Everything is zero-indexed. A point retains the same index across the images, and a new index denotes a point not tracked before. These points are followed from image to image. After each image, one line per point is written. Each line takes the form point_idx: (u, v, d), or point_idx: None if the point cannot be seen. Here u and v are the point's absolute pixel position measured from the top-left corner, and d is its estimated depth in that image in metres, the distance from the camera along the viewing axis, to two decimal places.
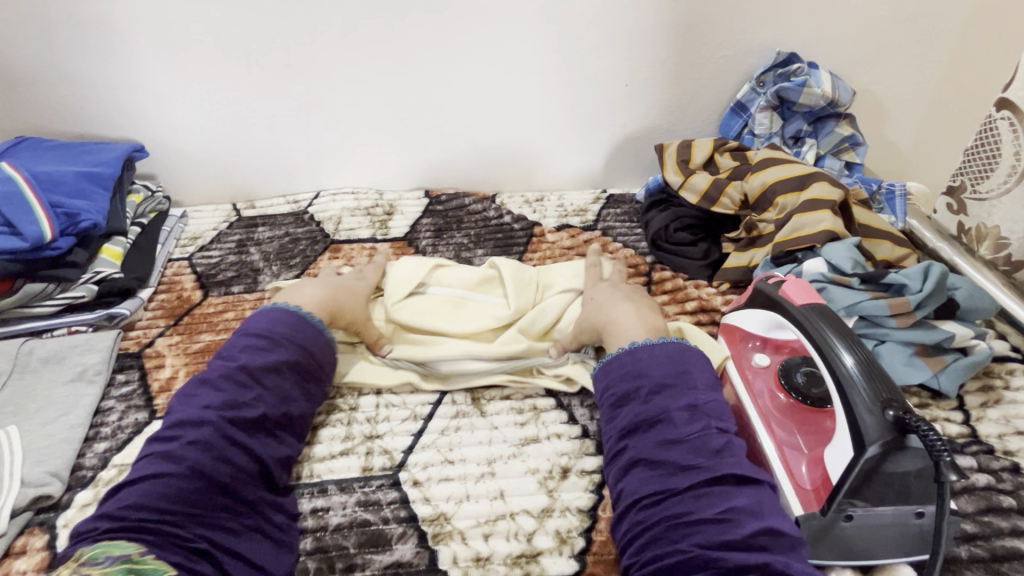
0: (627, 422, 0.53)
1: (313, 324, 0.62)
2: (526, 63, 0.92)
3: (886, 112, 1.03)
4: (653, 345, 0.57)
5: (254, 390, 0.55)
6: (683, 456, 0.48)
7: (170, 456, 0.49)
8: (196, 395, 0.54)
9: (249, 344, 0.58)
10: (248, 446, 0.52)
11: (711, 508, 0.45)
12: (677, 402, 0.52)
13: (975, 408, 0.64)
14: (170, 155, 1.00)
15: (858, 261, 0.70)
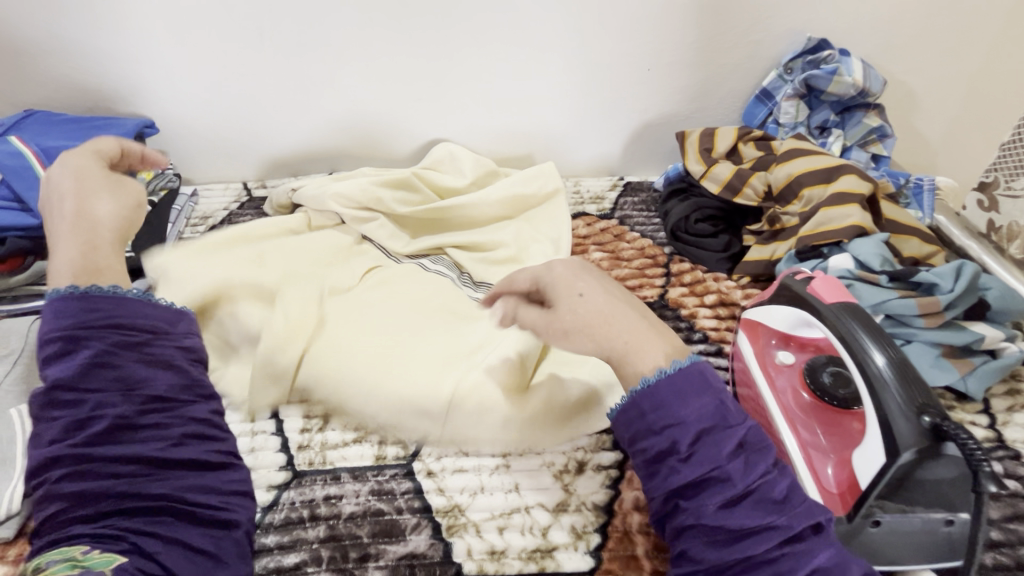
0: (668, 484, 0.41)
1: (110, 298, 0.47)
2: (545, 44, 0.89)
3: (916, 104, 1.00)
4: (674, 379, 0.42)
5: (86, 400, 0.43)
6: (750, 516, 0.38)
7: (44, 497, 0.40)
8: (38, 435, 0.43)
9: (43, 355, 0.44)
10: (96, 467, 0.41)
11: (795, 574, 0.37)
12: (727, 448, 0.40)
13: (1001, 412, 0.63)
14: (179, 132, 0.98)
15: (887, 258, 0.68)
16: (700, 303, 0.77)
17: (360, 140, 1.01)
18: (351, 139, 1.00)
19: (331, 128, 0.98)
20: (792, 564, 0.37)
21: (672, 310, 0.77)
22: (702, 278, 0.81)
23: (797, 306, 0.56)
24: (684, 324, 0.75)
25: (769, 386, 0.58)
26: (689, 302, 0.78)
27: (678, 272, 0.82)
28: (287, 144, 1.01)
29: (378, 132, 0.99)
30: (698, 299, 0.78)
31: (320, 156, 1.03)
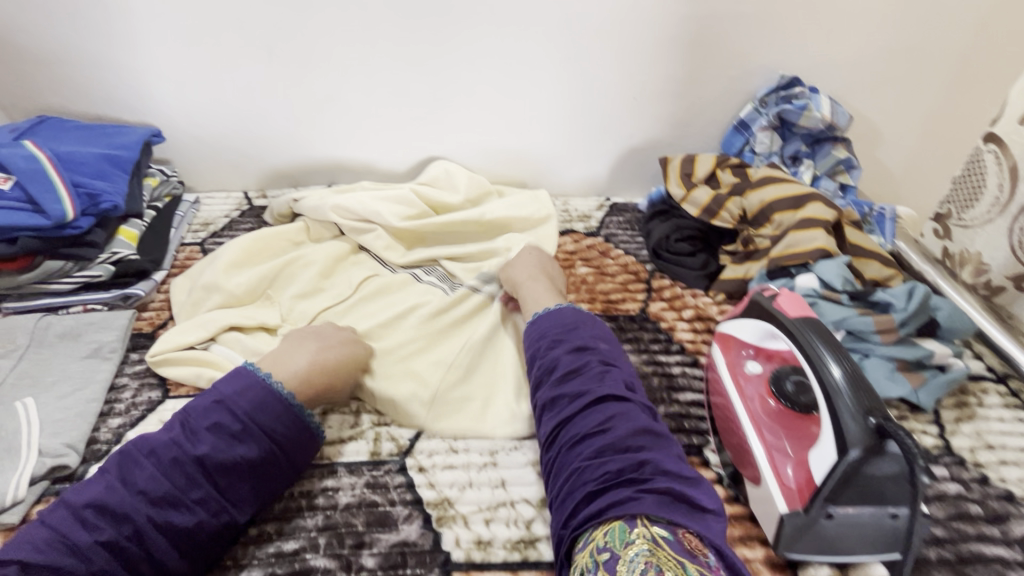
0: (537, 378, 0.60)
1: (279, 400, 0.56)
2: (538, 72, 0.96)
3: (880, 138, 1.08)
4: (551, 316, 0.65)
5: (198, 487, 0.50)
6: (575, 383, 0.57)
7: (77, 547, 0.45)
8: (134, 472, 0.50)
9: (208, 413, 0.53)
10: (189, 500, 0.50)
11: (591, 419, 0.53)
12: (569, 349, 0.60)
13: (950, 422, 0.68)
14: (184, 141, 1.02)
15: (848, 279, 0.74)
16: (678, 317, 0.82)
17: (359, 155, 1.05)
18: (350, 153, 1.05)
19: (333, 143, 1.03)
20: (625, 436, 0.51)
21: (652, 323, 0.82)
22: (681, 294, 0.86)
23: (763, 319, 0.62)
24: (663, 336, 0.80)
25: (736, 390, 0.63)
26: (668, 315, 0.83)
27: (659, 287, 0.88)
28: (289, 157, 1.05)
29: (377, 149, 1.04)
30: (676, 313, 0.83)
31: (320, 169, 1.07)
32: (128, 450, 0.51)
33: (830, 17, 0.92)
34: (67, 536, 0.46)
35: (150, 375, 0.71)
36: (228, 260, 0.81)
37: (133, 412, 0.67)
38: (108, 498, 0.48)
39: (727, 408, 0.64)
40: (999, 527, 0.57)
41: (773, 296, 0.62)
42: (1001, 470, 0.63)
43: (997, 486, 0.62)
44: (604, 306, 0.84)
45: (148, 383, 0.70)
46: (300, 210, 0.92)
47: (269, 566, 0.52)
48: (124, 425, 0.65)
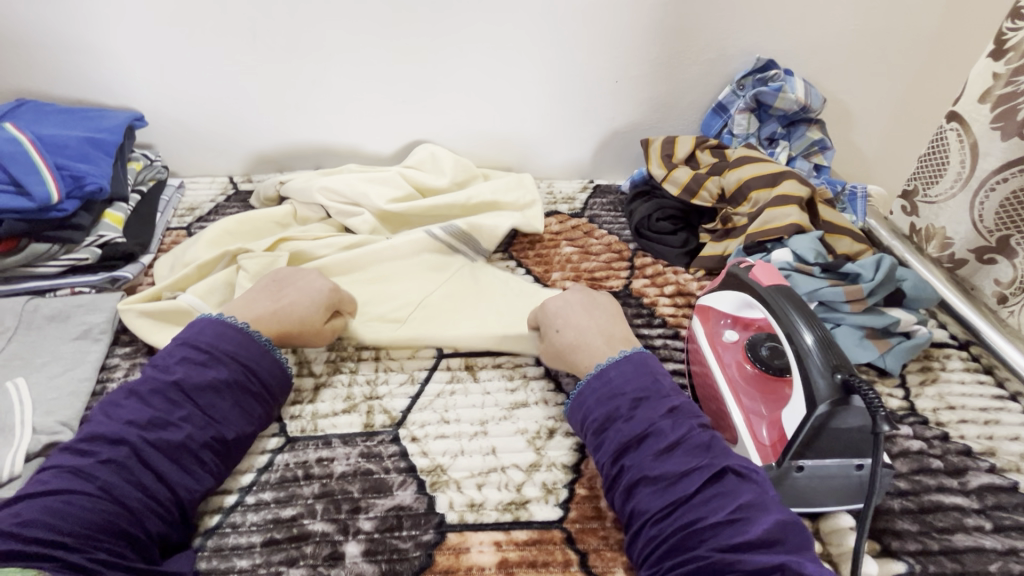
0: (616, 445, 0.54)
1: (237, 328, 0.60)
2: (523, 55, 0.97)
3: (853, 121, 1.11)
4: (621, 365, 0.59)
5: (183, 407, 0.54)
6: (681, 461, 0.51)
7: (81, 472, 0.48)
8: (121, 407, 0.53)
9: (174, 352, 0.57)
10: (174, 418, 0.53)
11: (722, 510, 0.47)
12: (658, 411, 0.54)
13: (914, 386, 0.72)
14: (167, 125, 1.01)
15: (820, 253, 0.77)
16: (660, 293, 0.85)
17: (344, 139, 1.06)
18: (336, 137, 1.05)
19: (318, 126, 1.03)
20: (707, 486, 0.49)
21: (635, 298, 0.84)
22: (663, 271, 0.89)
23: (742, 291, 0.64)
24: (645, 311, 0.82)
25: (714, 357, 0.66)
26: (650, 291, 0.86)
27: (642, 265, 0.90)
28: (274, 140, 1.05)
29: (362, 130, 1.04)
30: (658, 289, 0.86)
31: (306, 154, 1.07)
32: (113, 396, 0.55)
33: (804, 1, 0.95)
34: (70, 463, 0.49)
35: (141, 356, 0.71)
36: (209, 238, 0.83)
37: None
38: (99, 430, 0.51)
39: (706, 374, 0.67)
40: (958, 479, 0.61)
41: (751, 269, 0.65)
42: (961, 428, 0.67)
43: (957, 442, 0.66)
44: (588, 283, 0.87)
45: (140, 363, 0.71)
46: (287, 192, 0.93)
47: (266, 531, 0.54)
48: None
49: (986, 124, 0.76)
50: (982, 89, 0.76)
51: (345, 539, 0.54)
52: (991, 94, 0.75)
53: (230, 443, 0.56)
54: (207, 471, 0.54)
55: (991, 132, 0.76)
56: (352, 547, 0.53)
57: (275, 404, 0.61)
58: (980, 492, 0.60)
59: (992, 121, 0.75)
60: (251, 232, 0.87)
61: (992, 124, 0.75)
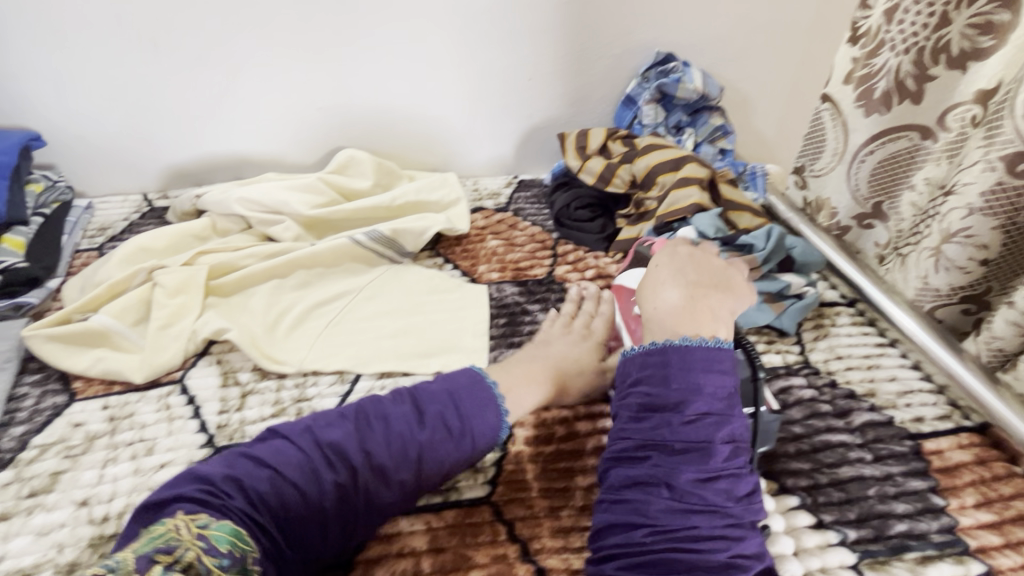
0: (643, 435, 0.52)
1: (468, 432, 0.55)
2: (437, 56, 1.00)
3: (750, 106, 1.20)
4: (692, 350, 0.54)
5: (309, 490, 0.48)
6: (700, 468, 0.49)
7: (226, 499, 0.46)
8: (253, 458, 0.50)
9: (398, 407, 0.55)
10: (296, 477, 0.49)
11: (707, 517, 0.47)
12: (699, 410, 0.51)
13: (808, 341, 0.80)
14: (70, 145, 0.97)
15: (720, 228, 0.84)
16: (581, 277, 0.90)
17: (263, 149, 1.05)
18: (255, 148, 1.04)
19: (234, 136, 1.02)
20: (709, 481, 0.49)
21: (558, 285, 0.88)
22: (584, 257, 0.94)
23: (647, 268, 0.73)
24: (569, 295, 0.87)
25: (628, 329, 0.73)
26: (573, 276, 0.90)
27: (564, 253, 0.94)
28: (189, 154, 1.03)
29: (281, 138, 1.04)
30: (579, 274, 0.91)
31: (226, 166, 1.06)
32: (274, 440, 0.51)
33: None
34: (205, 479, 0.48)
35: (52, 382, 0.69)
36: (121, 256, 0.81)
37: (37, 418, 0.65)
38: (237, 473, 0.48)
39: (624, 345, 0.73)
40: (843, 419, 0.69)
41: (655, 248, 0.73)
42: (847, 374, 0.75)
43: (843, 387, 0.73)
44: (513, 273, 0.90)
45: (51, 390, 0.68)
46: (204, 205, 0.91)
47: None
48: (28, 432, 0.63)
49: (850, 103, 0.84)
50: (845, 73, 0.84)
51: None
52: (852, 76, 0.83)
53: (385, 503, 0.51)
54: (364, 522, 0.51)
55: (857, 110, 0.83)
56: None
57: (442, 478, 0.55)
58: (862, 428, 0.68)
59: (857, 100, 0.83)
60: (167, 247, 0.85)
61: (856, 103, 0.83)
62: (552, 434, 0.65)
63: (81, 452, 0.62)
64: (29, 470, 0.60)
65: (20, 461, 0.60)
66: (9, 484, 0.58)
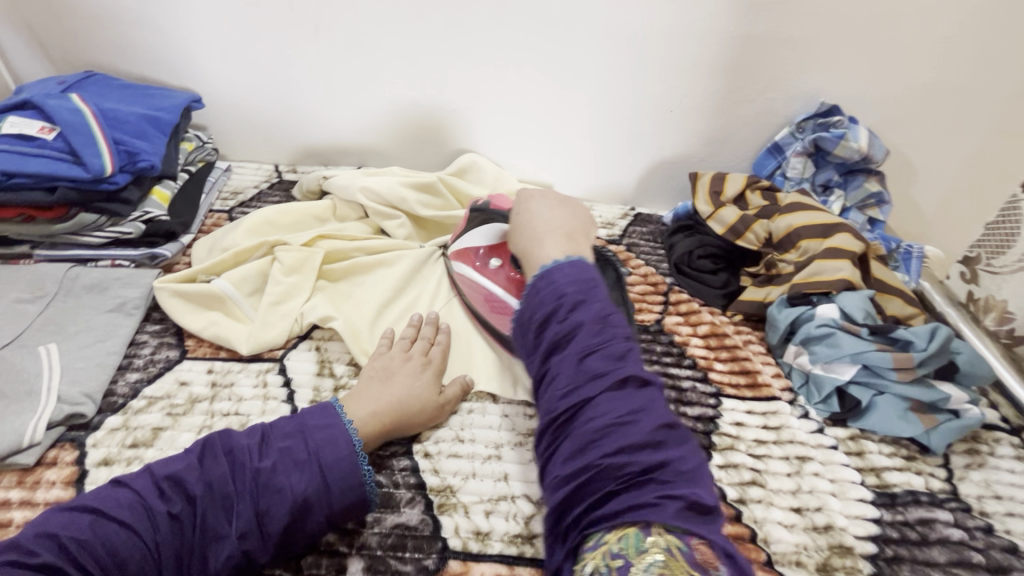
0: (552, 340, 0.47)
1: (348, 440, 0.54)
2: (580, 75, 0.96)
3: (915, 176, 1.06)
4: (565, 269, 0.52)
5: (234, 517, 0.48)
6: (593, 383, 0.44)
7: (146, 510, 0.46)
8: (221, 458, 0.50)
9: (286, 435, 0.53)
10: (241, 509, 0.48)
11: (640, 445, 0.41)
12: (588, 316, 0.47)
13: (958, 467, 0.68)
14: (224, 111, 1.03)
15: (869, 313, 0.74)
16: (693, 332, 0.82)
17: (390, 140, 1.06)
18: (384, 137, 1.06)
19: (367, 123, 1.04)
20: (621, 410, 0.43)
21: (666, 336, 0.81)
22: (698, 309, 0.86)
23: (488, 217, 0.76)
24: (677, 350, 0.79)
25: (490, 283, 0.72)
26: (683, 330, 0.83)
27: (677, 300, 0.88)
28: (322, 133, 1.06)
29: (409, 132, 1.05)
30: (691, 328, 0.83)
31: (353, 151, 1.08)
32: (250, 429, 0.53)
33: (877, 49, 0.92)
34: (155, 483, 0.48)
35: (169, 335, 0.72)
36: (249, 225, 0.84)
37: (150, 369, 0.68)
38: (185, 474, 0.49)
39: (485, 294, 0.72)
40: None
41: (487, 204, 0.77)
42: (1007, 521, 0.63)
43: (1002, 537, 0.61)
44: None
45: (167, 343, 0.71)
46: (329, 187, 0.93)
47: None
48: (141, 381, 0.66)
49: None
50: None
51: (349, 553, 0.52)
52: None
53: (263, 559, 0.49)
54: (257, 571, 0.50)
55: None
56: (354, 563, 0.52)
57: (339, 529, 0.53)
58: None
59: None
60: (290, 223, 0.88)
61: None
62: None
63: (182, 413, 0.63)
64: (135, 419, 0.62)
65: (130, 408, 0.63)
66: (116, 428, 0.61)
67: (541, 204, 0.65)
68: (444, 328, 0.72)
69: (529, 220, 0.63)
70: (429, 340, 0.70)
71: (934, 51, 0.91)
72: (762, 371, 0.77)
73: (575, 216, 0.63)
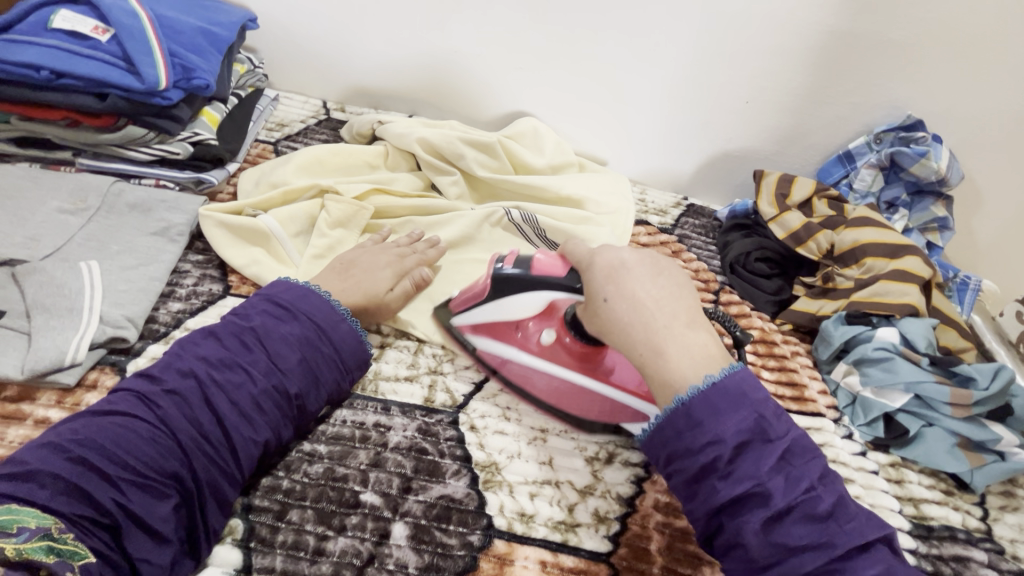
0: (712, 504, 0.46)
1: (320, 295, 0.59)
2: (661, 49, 0.90)
3: (981, 205, 1.00)
4: (708, 396, 0.47)
5: (239, 369, 0.51)
6: (797, 530, 0.44)
7: (146, 397, 0.48)
8: (198, 343, 0.52)
9: (256, 303, 0.57)
10: (253, 360, 0.52)
11: (820, 575, 0.44)
12: (767, 465, 0.45)
13: (995, 509, 0.67)
14: (278, 35, 0.97)
15: (931, 343, 0.72)
16: None
17: (446, 91, 1.00)
18: (441, 87, 1.00)
19: (426, 71, 0.98)
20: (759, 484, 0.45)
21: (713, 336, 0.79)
22: (748, 313, 0.84)
23: (523, 289, 0.61)
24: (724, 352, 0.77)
25: (537, 357, 0.63)
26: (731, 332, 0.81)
27: (727, 302, 0.85)
28: (377, 74, 1.00)
29: (470, 83, 0.99)
30: None
31: (406, 98, 1.03)
32: (230, 314, 0.56)
33: (979, 66, 0.86)
34: (146, 382, 0.49)
35: (212, 269, 0.69)
36: (300, 162, 0.80)
37: (193, 301, 0.65)
38: (170, 361, 0.51)
39: (530, 371, 0.63)
40: None
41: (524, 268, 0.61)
42: None
43: None
44: None
45: (210, 276, 0.69)
46: (383, 133, 0.87)
47: (319, 486, 0.52)
48: (183, 311, 0.64)
49: None
50: None
51: (392, 518, 0.51)
52: None
53: (291, 399, 0.52)
54: (288, 423, 0.53)
55: None
56: (398, 529, 0.51)
57: (351, 378, 0.58)
58: None
59: None
60: (341, 167, 0.84)
61: None
62: None
63: None
64: None
65: (172, 338, 0.61)
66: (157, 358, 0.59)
67: (637, 265, 0.53)
68: (440, 248, 0.75)
69: (634, 305, 0.51)
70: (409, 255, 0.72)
71: None
72: (808, 386, 0.76)
73: (682, 285, 0.53)
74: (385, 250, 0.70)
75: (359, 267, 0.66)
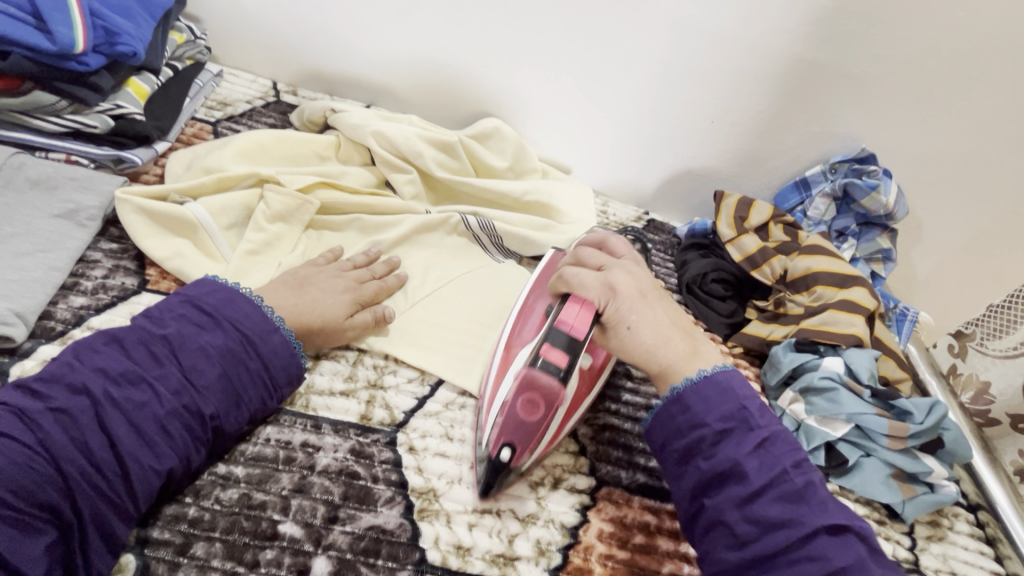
0: (698, 482, 0.50)
1: (250, 301, 0.53)
2: (630, 61, 0.89)
3: (921, 238, 1.04)
4: (700, 388, 0.52)
5: (146, 387, 0.45)
6: (773, 508, 0.46)
7: (25, 416, 0.41)
8: (98, 353, 0.46)
9: (173, 307, 0.50)
10: (164, 376, 0.46)
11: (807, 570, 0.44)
12: (745, 446, 0.49)
13: (921, 538, 0.69)
14: (224, 4, 0.89)
15: (873, 375, 0.74)
16: None
17: (407, 83, 0.95)
18: (401, 78, 0.95)
19: (385, 58, 0.93)
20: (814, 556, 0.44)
21: None
22: None
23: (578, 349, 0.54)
24: None
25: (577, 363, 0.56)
26: None
27: None
28: (333, 57, 0.94)
29: (432, 76, 0.94)
30: None
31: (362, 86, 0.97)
32: (140, 317, 0.49)
33: (928, 108, 0.89)
34: (25, 395, 0.42)
35: (127, 260, 0.62)
36: (239, 147, 0.73)
37: (100, 296, 0.58)
38: (61, 371, 0.44)
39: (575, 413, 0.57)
40: None
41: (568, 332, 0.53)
42: None
43: None
44: None
45: (124, 268, 0.61)
46: (335, 121, 0.81)
47: (231, 516, 0.47)
48: (87, 308, 0.57)
49: None
50: None
51: (314, 552, 0.47)
52: None
53: (206, 420, 0.47)
54: (201, 448, 0.47)
55: None
56: (320, 564, 0.46)
57: (280, 396, 0.53)
58: None
59: None
60: (285, 156, 0.77)
61: None
62: (629, 538, 0.55)
63: None
64: None
65: (70, 338, 0.54)
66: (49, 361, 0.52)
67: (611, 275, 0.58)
68: (400, 274, 0.68)
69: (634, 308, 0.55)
70: (374, 276, 0.66)
71: (982, 121, 0.89)
72: None
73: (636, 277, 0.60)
74: (343, 273, 0.63)
75: (314, 285, 0.59)
